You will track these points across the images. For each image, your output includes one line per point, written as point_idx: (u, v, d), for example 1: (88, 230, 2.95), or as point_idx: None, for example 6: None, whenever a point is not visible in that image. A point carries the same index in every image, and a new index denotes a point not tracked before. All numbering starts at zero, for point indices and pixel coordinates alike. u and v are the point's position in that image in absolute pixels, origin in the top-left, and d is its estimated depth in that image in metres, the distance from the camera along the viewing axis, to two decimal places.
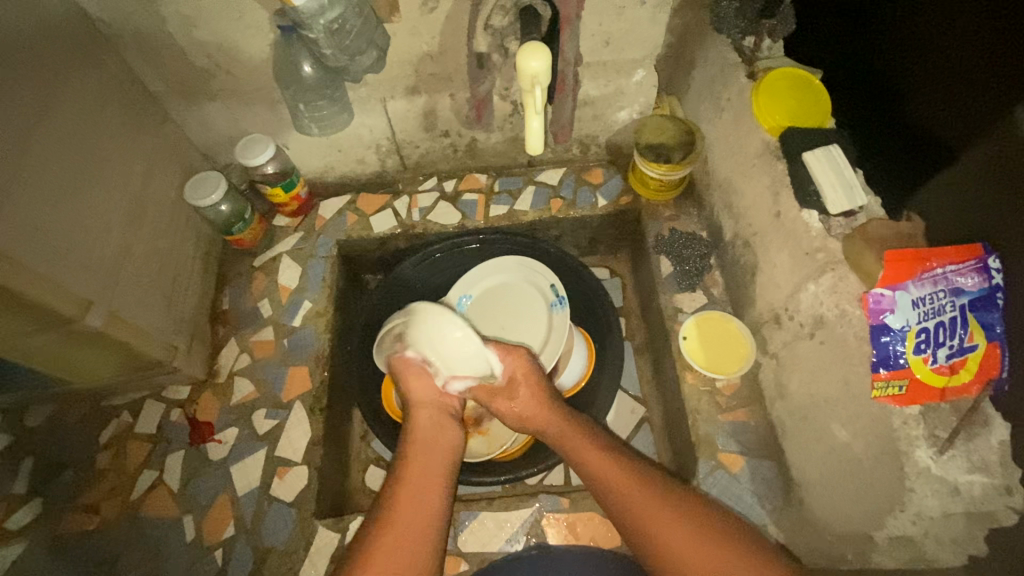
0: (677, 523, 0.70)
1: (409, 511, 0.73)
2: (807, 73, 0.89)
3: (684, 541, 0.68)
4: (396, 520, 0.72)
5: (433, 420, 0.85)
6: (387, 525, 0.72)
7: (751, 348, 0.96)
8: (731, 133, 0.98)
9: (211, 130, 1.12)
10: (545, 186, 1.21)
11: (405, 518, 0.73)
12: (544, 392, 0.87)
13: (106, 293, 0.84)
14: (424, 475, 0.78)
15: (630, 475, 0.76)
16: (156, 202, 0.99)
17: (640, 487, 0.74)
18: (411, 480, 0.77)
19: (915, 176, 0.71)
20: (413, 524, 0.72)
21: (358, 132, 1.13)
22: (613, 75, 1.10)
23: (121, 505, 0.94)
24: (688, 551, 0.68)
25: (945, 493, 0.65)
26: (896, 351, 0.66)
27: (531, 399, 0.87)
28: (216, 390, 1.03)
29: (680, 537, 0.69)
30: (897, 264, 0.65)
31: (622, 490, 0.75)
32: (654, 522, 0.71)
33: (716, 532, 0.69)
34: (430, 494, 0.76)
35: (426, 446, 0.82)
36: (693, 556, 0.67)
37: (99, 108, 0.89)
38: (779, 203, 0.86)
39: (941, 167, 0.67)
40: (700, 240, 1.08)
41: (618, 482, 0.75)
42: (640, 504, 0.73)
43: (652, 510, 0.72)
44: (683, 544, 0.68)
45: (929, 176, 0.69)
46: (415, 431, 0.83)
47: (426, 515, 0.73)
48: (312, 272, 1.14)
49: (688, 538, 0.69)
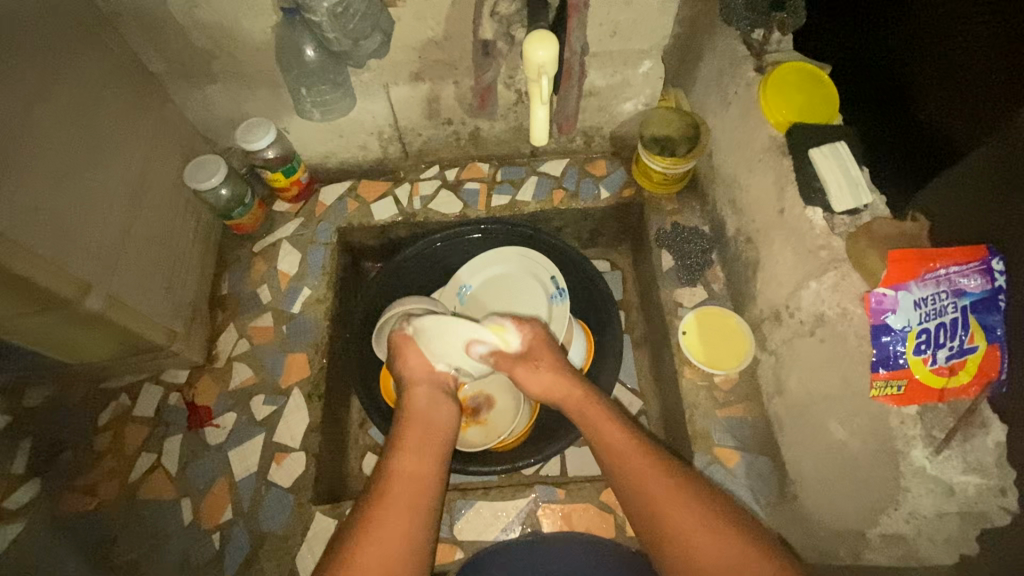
0: (680, 499, 0.70)
1: (407, 483, 0.74)
2: (816, 68, 0.88)
3: (687, 517, 0.69)
4: (395, 494, 0.73)
5: (428, 396, 0.86)
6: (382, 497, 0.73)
7: (751, 344, 0.96)
8: (738, 127, 0.97)
9: (211, 112, 1.10)
10: (548, 176, 1.20)
11: (399, 491, 0.73)
12: (552, 362, 0.88)
13: (105, 275, 0.84)
14: (420, 446, 0.79)
15: (638, 447, 0.76)
16: (155, 185, 0.98)
17: (647, 460, 0.75)
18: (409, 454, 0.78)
19: (921, 175, 0.71)
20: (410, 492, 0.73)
21: (361, 118, 1.12)
22: (620, 66, 1.08)
23: (120, 486, 0.95)
24: (690, 528, 0.68)
25: (939, 492, 0.65)
26: (896, 350, 0.66)
27: (550, 368, 0.88)
28: (215, 374, 1.04)
29: (682, 513, 0.69)
30: (901, 264, 0.65)
31: (627, 462, 0.75)
32: (659, 497, 0.71)
33: (714, 513, 0.69)
34: (429, 463, 0.77)
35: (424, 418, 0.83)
36: (697, 535, 0.68)
37: (99, 88, 0.88)
38: (785, 200, 0.86)
39: (946, 166, 0.67)
40: (703, 235, 1.08)
41: (624, 452, 0.76)
42: (642, 476, 0.73)
43: (656, 483, 0.72)
44: (686, 522, 0.69)
45: (935, 175, 0.68)
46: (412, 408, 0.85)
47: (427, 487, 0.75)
48: (312, 258, 1.13)
49: (689, 514, 0.69)
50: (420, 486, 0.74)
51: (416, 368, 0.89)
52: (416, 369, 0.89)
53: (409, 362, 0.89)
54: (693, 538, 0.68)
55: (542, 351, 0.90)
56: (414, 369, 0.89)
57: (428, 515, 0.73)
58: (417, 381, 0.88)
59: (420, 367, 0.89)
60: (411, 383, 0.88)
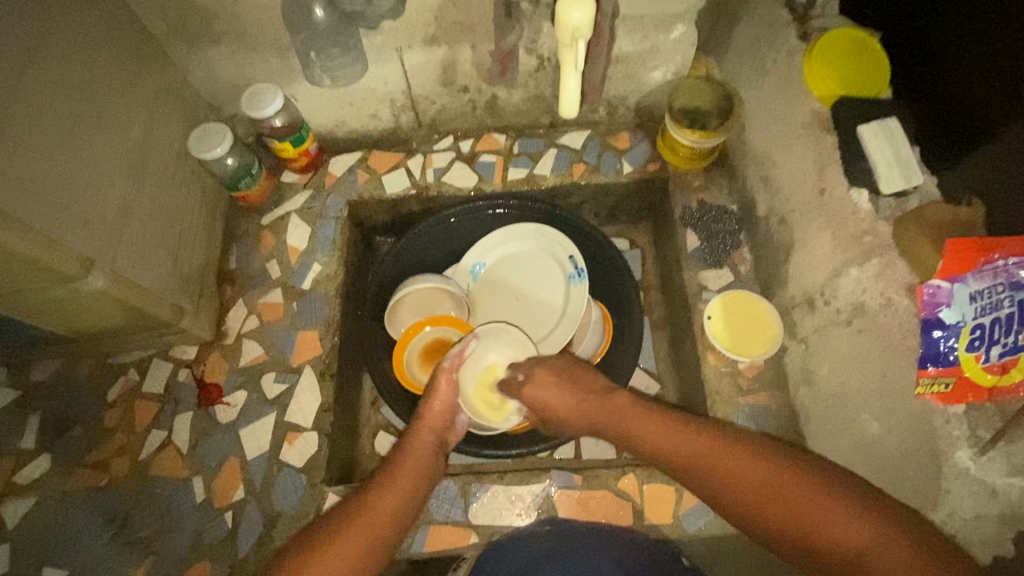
0: (757, 468, 0.65)
1: (387, 508, 0.73)
2: (867, 36, 0.81)
3: (761, 479, 0.64)
4: (371, 513, 0.71)
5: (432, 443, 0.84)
6: (357, 512, 0.71)
7: (779, 331, 0.91)
8: (776, 99, 0.91)
9: (215, 76, 1.05)
10: (568, 149, 1.14)
11: (376, 513, 0.72)
12: (567, 390, 0.84)
13: (108, 251, 0.80)
14: (410, 479, 0.77)
15: (706, 443, 0.70)
16: (158, 155, 0.94)
17: (721, 453, 0.68)
18: (397, 480, 0.76)
19: (951, 153, 0.71)
20: (384, 517, 0.72)
21: (372, 85, 1.06)
22: (650, 30, 1.01)
23: (130, 463, 0.94)
24: (764, 501, 0.63)
25: (982, 494, 0.61)
26: (947, 347, 0.62)
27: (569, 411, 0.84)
28: (224, 351, 1.01)
29: (750, 479, 0.65)
30: (957, 253, 0.61)
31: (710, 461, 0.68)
32: (742, 482, 0.65)
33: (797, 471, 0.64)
34: (413, 496, 0.76)
35: (423, 457, 0.81)
36: (770, 498, 0.63)
37: (96, 50, 0.83)
38: (825, 179, 0.80)
39: (975, 145, 0.68)
40: (731, 214, 1.02)
41: (697, 451, 0.69)
42: (696, 454, 0.69)
43: (719, 457, 0.68)
44: (760, 488, 0.64)
45: (964, 153, 0.69)
46: (415, 443, 0.82)
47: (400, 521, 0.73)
48: (322, 232, 1.09)
49: (764, 476, 0.64)
50: (395, 519, 0.73)
51: (434, 410, 0.86)
52: (434, 416, 0.86)
53: (433, 401, 0.87)
54: (779, 512, 0.62)
55: (556, 381, 0.85)
56: (432, 416, 0.86)
57: (388, 546, 0.71)
58: (427, 426, 0.85)
59: (441, 408, 0.87)
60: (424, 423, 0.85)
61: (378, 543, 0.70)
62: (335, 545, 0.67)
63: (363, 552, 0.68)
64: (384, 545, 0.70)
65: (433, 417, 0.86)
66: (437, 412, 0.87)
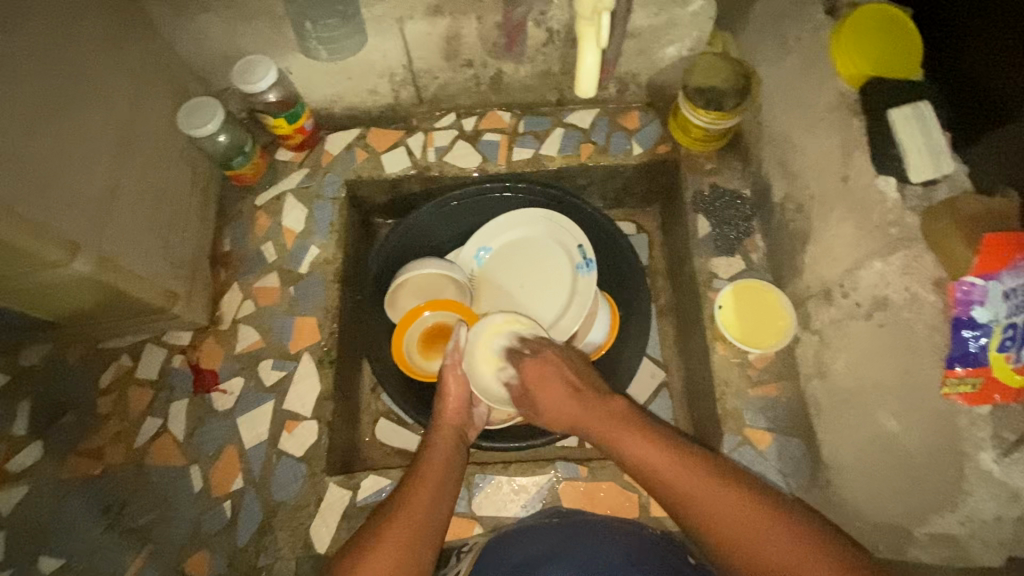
0: (730, 492, 0.65)
1: (421, 502, 0.72)
2: (900, 11, 0.77)
3: (729, 511, 0.64)
4: (409, 508, 0.71)
5: (452, 438, 0.84)
6: (395, 508, 0.71)
7: (792, 321, 0.87)
8: (799, 79, 0.86)
9: (205, 48, 0.99)
10: (576, 129, 1.09)
11: (416, 506, 0.71)
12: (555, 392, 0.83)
13: (96, 234, 0.76)
14: (440, 469, 0.77)
15: (687, 468, 0.68)
16: (145, 132, 0.89)
17: (699, 477, 0.67)
18: (427, 473, 0.76)
19: (969, 136, 0.70)
20: (423, 508, 0.71)
21: (371, 58, 1.00)
22: (667, 3, 0.95)
23: (125, 451, 0.92)
24: (740, 527, 0.62)
25: (1004, 497, 0.62)
26: (977, 345, 0.63)
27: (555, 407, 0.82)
28: (219, 336, 0.98)
29: (726, 505, 0.64)
30: (991, 251, 0.62)
31: (687, 485, 0.67)
32: (719, 507, 0.64)
33: (777, 508, 0.63)
34: (444, 485, 0.76)
35: (447, 450, 0.81)
36: (741, 531, 0.62)
37: (74, 19, 0.77)
38: (849, 166, 0.77)
39: (993, 128, 0.67)
40: (745, 200, 0.98)
41: (674, 476, 0.68)
42: (674, 474, 0.69)
43: (691, 481, 0.67)
44: (725, 514, 0.64)
45: (982, 136, 0.68)
46: (437, 439, 0.82)
47: (438, 511, 0.72)
48: (319, 214, 1.05)
49: (737, 508, 0.64)
50: (434, 510, 0.72)
51: (450, 406, 0.87)
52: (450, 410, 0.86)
53: (446, 398, 0.87)
54: (754, 538, 0.61)
55: (540, 375, 0.85)
56: (448, 412, 0.87)
57: (434, 533, 0.70)
58: (445, 422, 0.85)
59: (456, 402, 0.87)
60: (441, 419, 0.86)
61: (422, 529, 0.69)
62: (380, 539, 0.67)
63: (411, 541, 0.68)
64: (428, 531, 0.70)
65: (448, 410, 0.86)
66: (451, 406, 0.87)
